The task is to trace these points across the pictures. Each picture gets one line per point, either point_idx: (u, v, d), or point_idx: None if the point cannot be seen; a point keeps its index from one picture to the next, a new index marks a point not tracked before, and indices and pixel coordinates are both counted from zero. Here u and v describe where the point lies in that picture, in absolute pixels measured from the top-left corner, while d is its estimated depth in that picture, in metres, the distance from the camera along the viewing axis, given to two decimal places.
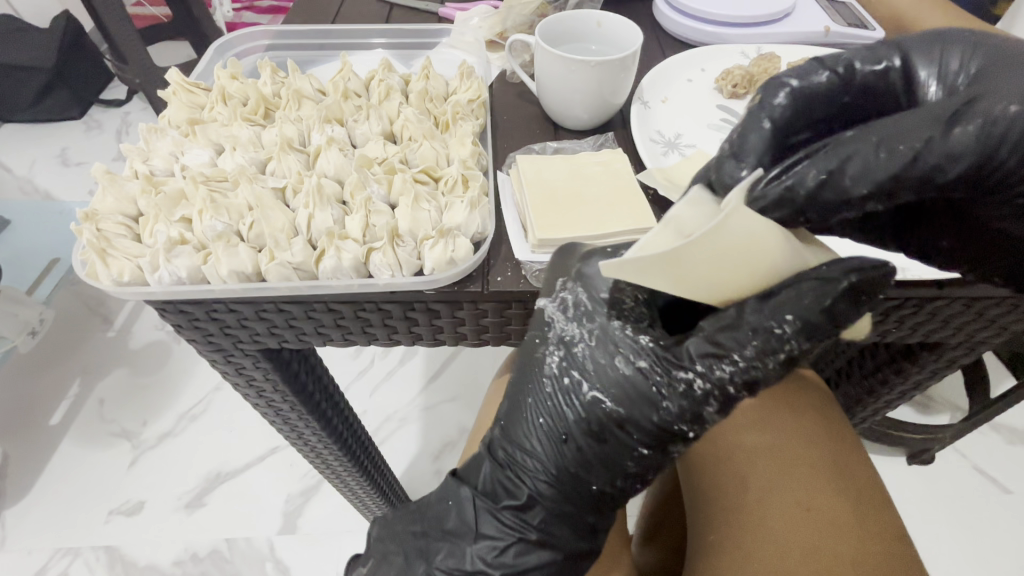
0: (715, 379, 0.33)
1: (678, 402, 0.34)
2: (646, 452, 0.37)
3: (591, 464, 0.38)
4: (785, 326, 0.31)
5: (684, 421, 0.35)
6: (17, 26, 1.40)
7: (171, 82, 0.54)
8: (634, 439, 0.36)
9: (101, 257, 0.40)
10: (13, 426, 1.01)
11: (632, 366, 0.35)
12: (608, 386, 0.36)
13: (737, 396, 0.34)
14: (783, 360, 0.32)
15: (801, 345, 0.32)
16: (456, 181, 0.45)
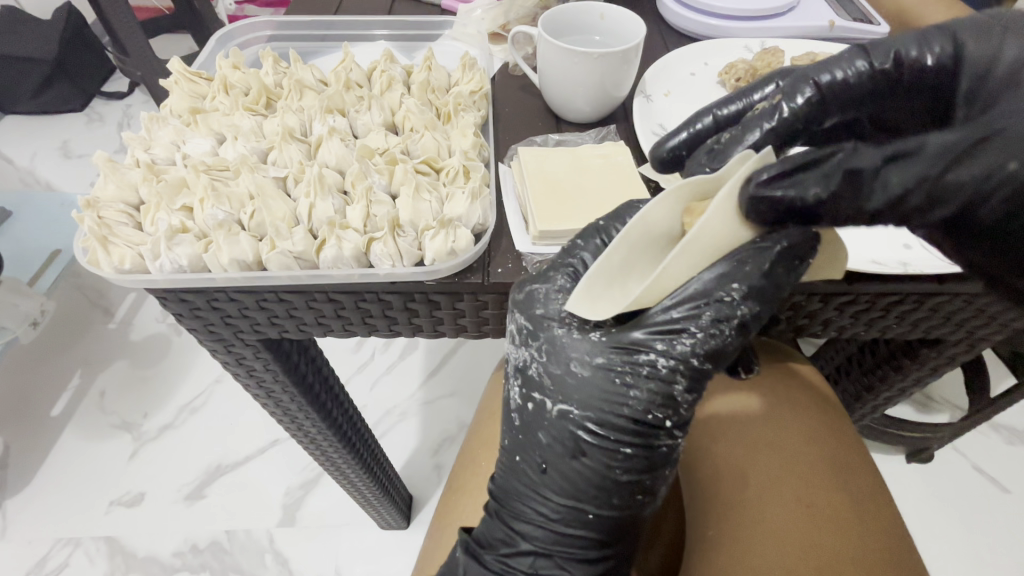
0: (675, 352, 0.36)
1: (644, 384, 0.36)
2: (632, 452, 0.37)
3: (585, 482, 0.39)
4: (732, 291, 0.34)
5: (656, 408, 0.36)
6: (19, 18, 1.40)
7: (173, 71, 0.54)
8: (615, 440, 0.37)
9: (101, 244, 0.40)
10: (15, 417, 1.01)
11: (592, 362, 0.37)
12: (570, 391, 0.38)
13: (704, 369, 0.36)
14: (738, 325, 0.35)
15: (753, 310, 0.35)
16: (458, 172, 0.45)
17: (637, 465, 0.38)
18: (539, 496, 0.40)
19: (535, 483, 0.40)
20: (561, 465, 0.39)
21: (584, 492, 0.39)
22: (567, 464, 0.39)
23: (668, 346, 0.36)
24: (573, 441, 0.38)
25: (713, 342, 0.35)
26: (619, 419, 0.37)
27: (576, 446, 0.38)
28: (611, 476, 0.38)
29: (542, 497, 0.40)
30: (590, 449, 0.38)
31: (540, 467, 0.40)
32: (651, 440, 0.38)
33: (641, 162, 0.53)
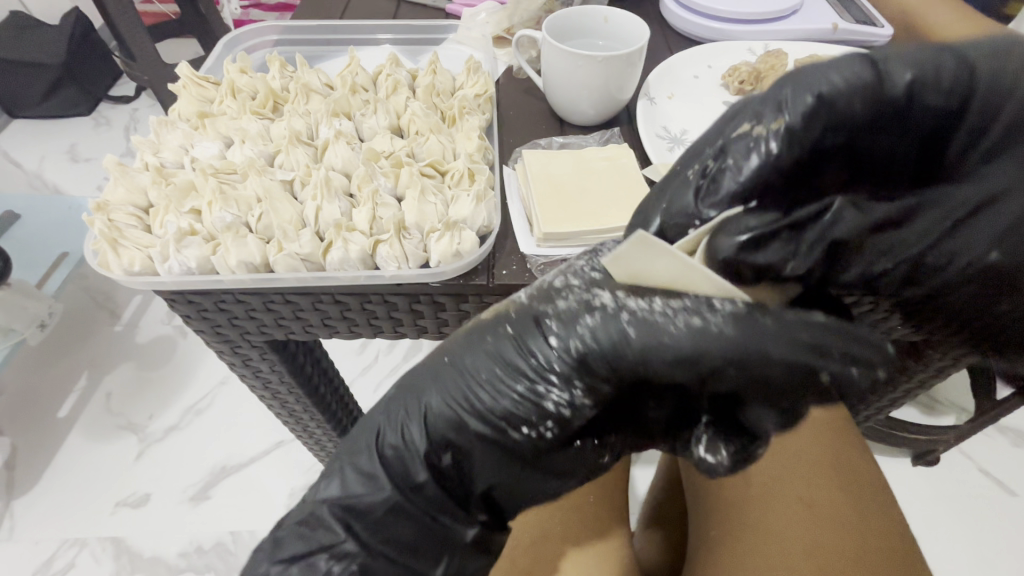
0: (635, 316, 0.34)
1: (585, 335, 0.35)
2: (518, 394, 0.36)
3: (456, 394, 0.38)
4: (716, 310, 0.32)
5: (561, 356, 0.36)
6: (28, 24, 1.42)
7: (181, 76, 0.54)
8: (514, 366, 0.36)
9: (112, 247, 0.41)
10: (23, 418, 1.02)
11: (572, 288, 0.37)
12: (532, 305, 0.38)
13: (619, 341, 0.34)
14: (701, 330, 0.32)
15: (729, 332, 0.32)
16: (463, 175, 0.46)
17: (519, 411, 0.36)
18: (433, 395, 0.38)
19: (443, 377, 0.38)
20: (473, 372, 0.37)
21: (466, 403, 0.37)
22: (474, 374, 0.37)
23: (634, 305, 0.35)
24: (501, 355, 0.37)
25: (662, 339, 0.33)
26: (546, 351, 0.36)
27: (498, 359, 0.37)
28: (497, 405, 0.36)
29: (432, 393, 0.38)
30: (507, 367, 0.37)
31: (451, 365, 0.38)
32: (548, 396, 0.36)
33: (646, 164, 0.54)
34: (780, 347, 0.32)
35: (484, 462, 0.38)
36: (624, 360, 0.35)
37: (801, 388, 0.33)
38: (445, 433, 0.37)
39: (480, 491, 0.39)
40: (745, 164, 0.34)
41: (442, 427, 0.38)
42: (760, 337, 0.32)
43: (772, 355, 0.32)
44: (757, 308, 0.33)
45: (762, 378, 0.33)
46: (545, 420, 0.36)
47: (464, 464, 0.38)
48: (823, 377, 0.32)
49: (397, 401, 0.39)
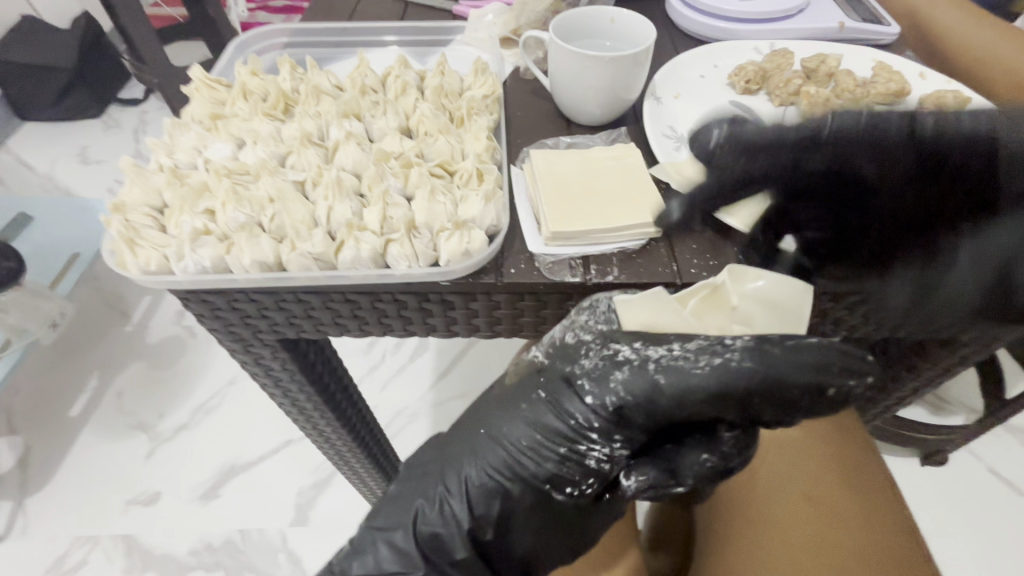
0: (660, 365, 0.36)
1: (620, 391, 0.37)
2: (561, 453, 0.39)
3: (501, 463, 0.40)
4: (731, 349, 0.35)
5: (598, 416, 0.38)
6: (40, 28, 1.44)
7: (194, 79, 0.55)
8: (552, 426, 0.39)
9: (129, 246, 0.41)
10: (36, 416, 1.03)
11: (591, 347, 0.39)
12: (559, 368, 0.41)
13: (652, 396, 0.37)
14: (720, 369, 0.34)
15: (744, 364, 0.34)
16: (471, 174, 0.46)
17: (566, 468, 0.40)
18: (472, 468, 0.41)
19: (479, 446, 0.41)
20: (507, 438, 0.41)
21: (515, 468, 0.40)
22: (516, 442, 0.40)
23: (656, 356, 0.37)
24: (537, 421, 0.40)
25: (693, 389, 0.35)
26: (584, 412, 0.38)
27: (537, 425, 0.40)
28: (543, 465, 0.40)
29: (475, 463, 0.41)
30: (548, 431, 0.40)
31: (488, 436, 0.42)
32: (590, 449, 0.39)
33: (653, 163, 0.54)
34: (793, 373, 0.33)
35: (534, 513, 0.41)
36: (659, 409, 0.36)
37: (816, 405, 0.35)
38: (494, 497, 0.40)
39: (528, 548, 0.42)
40: (703, 357, 0.35)
41: (487, 494, 0.41)
42: (776, 368, 0.34)
43: (792, 383, 0.34)
44: (764, 341, 0.35)
45: (780, 397, 0.34)
46: (588, 468, 0.39)
47: (516, 522, 0.41)
48: (832, 391, 0.34)
49: (442, 465, 0.43)
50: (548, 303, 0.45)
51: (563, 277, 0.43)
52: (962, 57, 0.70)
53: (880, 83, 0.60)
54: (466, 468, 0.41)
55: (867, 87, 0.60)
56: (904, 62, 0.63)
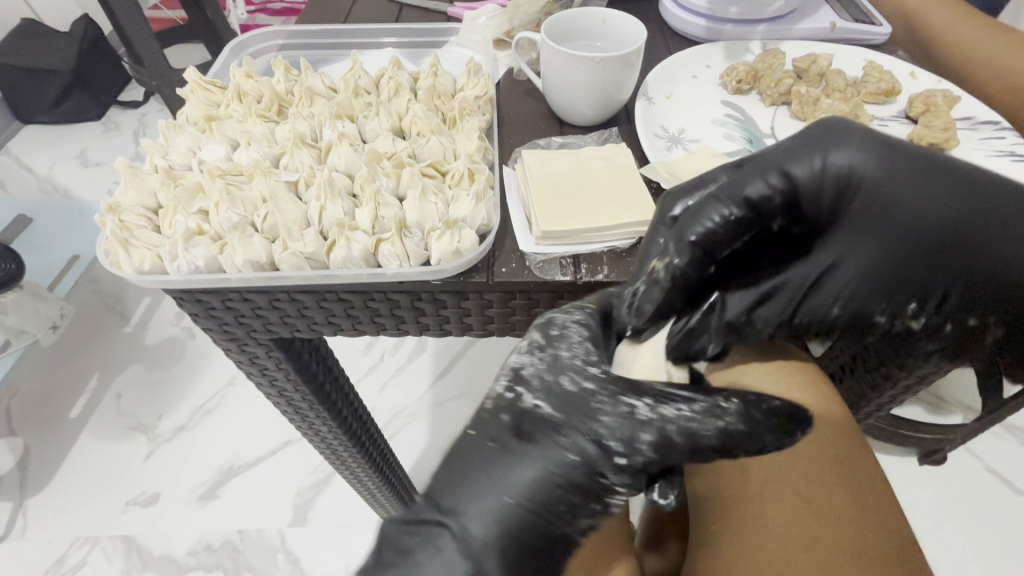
0: (678, 424, 0.36)
1: (649, 449, 0.35)
2: (581, 505, 0.34)
3: (516, 524, 0.33)
4: (728, 405, 0.37)
5: (619, 464, 0.35)
6: (40, 31, 1.45)
7: (189, 81, 0.56)
8: (571, 474, 0.34)
9: (123, 246, 0.42)
10: (36, 418, 1.04)
11: (603, 402, 0.36)
12: (574, 424, 0.35)
13: (672, 447, 0.35)
14: (723, 430, 0.37)
15: (739, 426, 0.37)
16: (463, 174, 0.47)
17: (593, 524, 0.35)
18: (480, 527, 0.33)
19: (487, 506, 0.33)
20: (521, 491, 0.34)
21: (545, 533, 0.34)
22: (552, 506, 0.34)
23: (672, 415, 0.36)
24: (568, 481, 0.34)
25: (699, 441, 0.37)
26: (615, 472, 0.35)
27: (557, 478, 0.34)
28: (572, 524, 0.35)
29: (505, 539, 0.33)
30: (578, 488, 0.34)
31: (501, 493, 0.34)
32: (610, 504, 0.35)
33: (644, 163, 0.54)
34: (764, 418, 0.40)
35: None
36: (676, 461, 0.36)
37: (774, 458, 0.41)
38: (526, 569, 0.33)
39: None
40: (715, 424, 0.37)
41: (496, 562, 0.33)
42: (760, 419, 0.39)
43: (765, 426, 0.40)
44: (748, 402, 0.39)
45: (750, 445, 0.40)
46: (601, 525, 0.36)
47: None
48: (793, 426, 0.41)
49: (450, 529, 0.33)
50: (539, 301, 0.46)
51: (553, 276, 0.44)
52: (964, 65, 0.69)
53: (871, 83, 0.60)
54: (491, 538, 0.33)
55: (858, 86, 0.60)
56: (896, 62, 0.63)
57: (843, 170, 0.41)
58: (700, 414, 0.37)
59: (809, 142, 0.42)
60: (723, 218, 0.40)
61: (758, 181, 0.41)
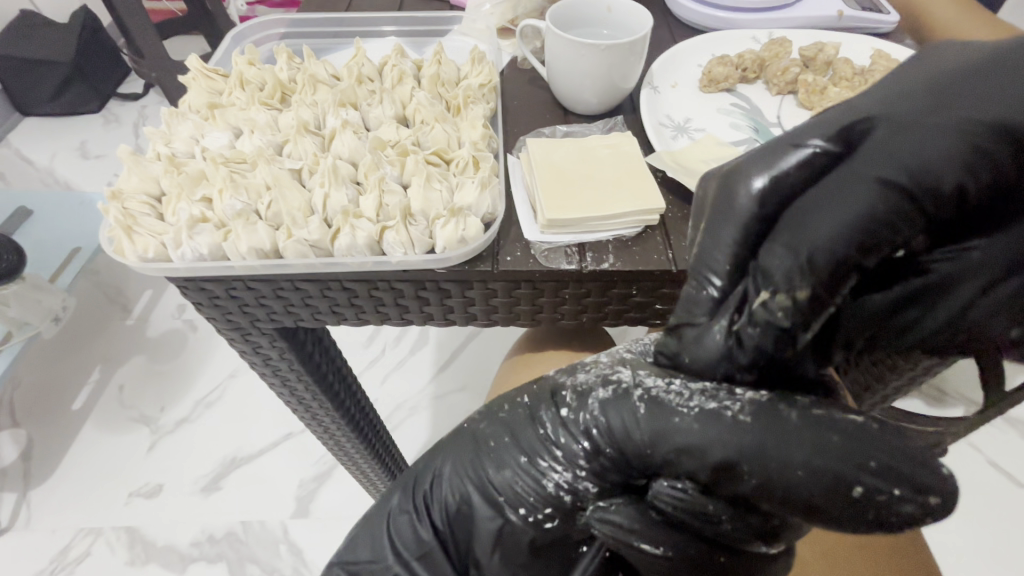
0: (649, 397, 0.36)
1: (597, 412, 0.37)
2: (524, 460, 0.38)
3: (464, 460, 0.41)
4: (736, 401, 0.33)
5: (569, 424, 0.38)
6: (40, 22, 1.44)
7: (191, 69, 0.55)
8: (528, 425, 0.39)
9: (127, 234, 0.42)
10: (38, 409, 1.04)
11: (590, 367, 0.40)
12: (554, 381, 0.41)
13: (633, 419, 0.35)
14: (709, 412, 0.33)
15: (745, 417, 0.32)
16: (468, 162, 0.46)
17: (520, 483, 0.38)
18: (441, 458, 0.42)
19: (450, 441, 0.42)
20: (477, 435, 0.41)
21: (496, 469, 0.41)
22: (484, 441, 0.40)
23: (650, 387, 0.36)
24: (512, 425, 0.40)
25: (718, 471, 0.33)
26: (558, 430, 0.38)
27: (509, 426, 0.40)
28: (505, 478, 0.38)
29: (445, 457, 0.42)
30: (520, 435, 0.39)
31: (461, 429, 0.42)
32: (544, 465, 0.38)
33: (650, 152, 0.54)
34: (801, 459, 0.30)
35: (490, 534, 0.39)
36: (633, 444, 0.35)
37: (815, 502, 0.31)
38: (454, 498, 0.41)
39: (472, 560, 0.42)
40: (702, 405, 0.34)
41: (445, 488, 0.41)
42: (785, 441, 0.31)
43: (798, 487, 0.30)
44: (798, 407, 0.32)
45: (786, 498, 0.31)
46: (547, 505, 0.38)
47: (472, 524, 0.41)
48: (858, 490, 0.30)
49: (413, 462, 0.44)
50: (544, 290, 0.45)
51: (558, 264, 0.43)
52: None
53: (878, 71, 0.59)
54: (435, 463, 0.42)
55: (866, 75, 0.60)
56: (904, 51, 0.63)
57: None
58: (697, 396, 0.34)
59: (985, 76, 0.34)
60: (882, 204, 0.32)
61: (942, 159, 0.32)
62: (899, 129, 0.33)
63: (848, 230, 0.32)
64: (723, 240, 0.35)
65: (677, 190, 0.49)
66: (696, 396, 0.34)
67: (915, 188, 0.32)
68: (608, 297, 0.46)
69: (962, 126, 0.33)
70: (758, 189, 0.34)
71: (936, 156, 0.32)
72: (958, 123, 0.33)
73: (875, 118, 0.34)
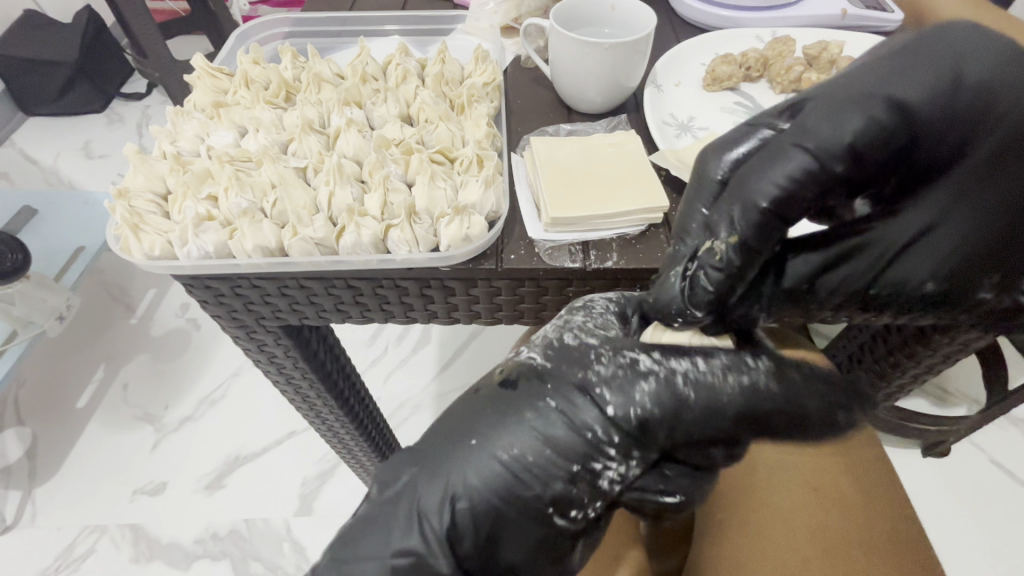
0: (687, 379, 0.37)
1: (648, 403, 0.37)
2: (576, 468, 0.36)
3: (500, 481, 0.36)
4: (756, 365, 0.38)
5: (611, 423, 0.37)
6: (45, 23, 1.45)
7: (196, 67, 0.55)
8: (570, 430, 0.37)
9: (133, 232, 0.42)
10: (43, 407, 1.05)
11: (602, 356, 0.39)
12: (572, 374, 0.38)
13: (680, 403, 0.37)
14: (747, 383, 0.38)
15: (771, 383, 0.38)
16: (472, 161, 0.46)
17: (576, 489, 0.37)
18: (461, 481, 0.37)
19: (474, 462, 0.37)
20: (507, 450, 0.37)
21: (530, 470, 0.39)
22: (522, 457, 0.36)
23: (680, 369, 0.38)
24: (548, 434, 0.37)
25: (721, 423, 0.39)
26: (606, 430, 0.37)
27: (544, 434, 0.37)
28: (555, 490, 0.36)
29: (477, 482, 0.36)
30: (562, 444, 0.36)
31: (481, 445, 0.37)
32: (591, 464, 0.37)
33: (654, 150, 0.54)
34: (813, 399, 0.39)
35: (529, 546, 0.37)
36: (684, 422, 0.37)
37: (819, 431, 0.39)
38: (489, 521, 0.37)
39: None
40: (737, 378, 0.38)
41: (479, 516, 0.36)
42: (798, 392, 0.39)
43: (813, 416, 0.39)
44: (785, 366, 0.39)
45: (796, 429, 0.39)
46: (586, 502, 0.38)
47: (506, 543, 0.37)
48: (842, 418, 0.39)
49: (413, 482, 0.38)
50: (548, 289, 0.46)
51: (562, 262, 0.43)
52: None
53: None
54: (458, 489, 0.37)
55: None
56: None
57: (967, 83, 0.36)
58: (741, 365, 0.38)
59: (916, 51, 0.36)
60: (801, 173, 0.36)
61: (872, 120, 0.35)
62: (822, 107, 0.36)
63: (773, 194, 0.36)
64: (701, 210, 0.40)
65: (679, 188, 0.49)
66: (728, 368, 0.38)
67: (831, 155, 0.35)
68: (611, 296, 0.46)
69: (870, 99, 0.35)
70: (727, 163, 0.40)
71: (847, 130, 0.35)
72: (868, 97, 0.35)
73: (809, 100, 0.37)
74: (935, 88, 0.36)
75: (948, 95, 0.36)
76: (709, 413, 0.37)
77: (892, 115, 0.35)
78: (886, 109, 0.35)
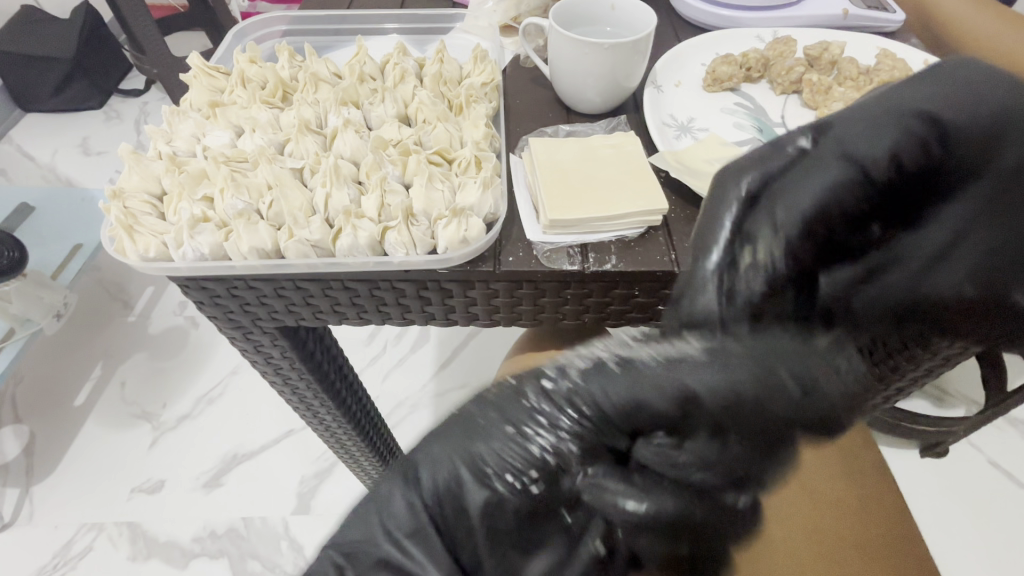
0: (614, 352, 0.36)
1: (580, 378, 0.36)
2: (511, 432, 0.35)
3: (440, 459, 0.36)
4: (695, 340, 0.36)
5: (552, 396, 0.36)
6: (41, 18, 1.44)
7: (192, 66, 0.55)
8: (515, 403, 0.36)
9: (128, 233, 0.42)
10: (41, 405, 1.04)
11: (561, 345, 0.39)
12: (526, 359, 0.38)
13: (615, 376, 0.35)
14: (676, 351, 0.36)
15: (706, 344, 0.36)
16: (470, 162, 0.46)
17: (507, 455, 0.35)
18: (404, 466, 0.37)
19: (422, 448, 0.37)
20: (453, 432, 0.37)
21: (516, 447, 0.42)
22: (466, 428, 0.36)
23: (616, 349, 0.37)
24: (493, 405, 0.37)
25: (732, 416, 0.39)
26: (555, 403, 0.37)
27: (489, 410, 0.37)
28: (492, 457, 0.35)
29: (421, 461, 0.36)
30: (505, 421, 0.36)
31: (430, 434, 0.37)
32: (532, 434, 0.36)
33: (653, 152, 0.54)
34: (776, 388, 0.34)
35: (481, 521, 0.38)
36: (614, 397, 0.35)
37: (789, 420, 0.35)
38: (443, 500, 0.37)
39: None
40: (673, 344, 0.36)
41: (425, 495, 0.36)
42: (746, 361, 0.35)
43: (761, 394, 0.34)
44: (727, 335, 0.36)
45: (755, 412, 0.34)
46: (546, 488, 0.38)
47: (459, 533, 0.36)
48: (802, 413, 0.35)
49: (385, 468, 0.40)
50: (546, 291, 0.45)
51: (560, 265, 0.43)
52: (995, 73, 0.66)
53: (884, 70, 0.59)
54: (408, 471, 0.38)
55: (871, 74, 0.59)
56: (909, 50, 0.62)
57: (987, 103, 0.39)
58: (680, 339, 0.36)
59: (937, 77, 0.40)
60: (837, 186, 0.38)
61: (893, 132, 0.38)
62: (851, 124, 0.39)
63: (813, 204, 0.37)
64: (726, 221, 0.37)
65: (679, 189, 0.49)
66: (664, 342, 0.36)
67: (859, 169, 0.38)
68: (610, 298, 0.46)
69: (912, 111, 0.38)
70: (746, 181, 0.37)
71: (884, 146, 0.38)
72: (907, 113, 0.38)
73: (843, 117, 0.39)
74: (977, 100, 0.39)
75: (989, 110, 0.39)
76: (641, 387, 0.35)
77: (919, 131, 0.38)
78: (912, 127, 0.38)
